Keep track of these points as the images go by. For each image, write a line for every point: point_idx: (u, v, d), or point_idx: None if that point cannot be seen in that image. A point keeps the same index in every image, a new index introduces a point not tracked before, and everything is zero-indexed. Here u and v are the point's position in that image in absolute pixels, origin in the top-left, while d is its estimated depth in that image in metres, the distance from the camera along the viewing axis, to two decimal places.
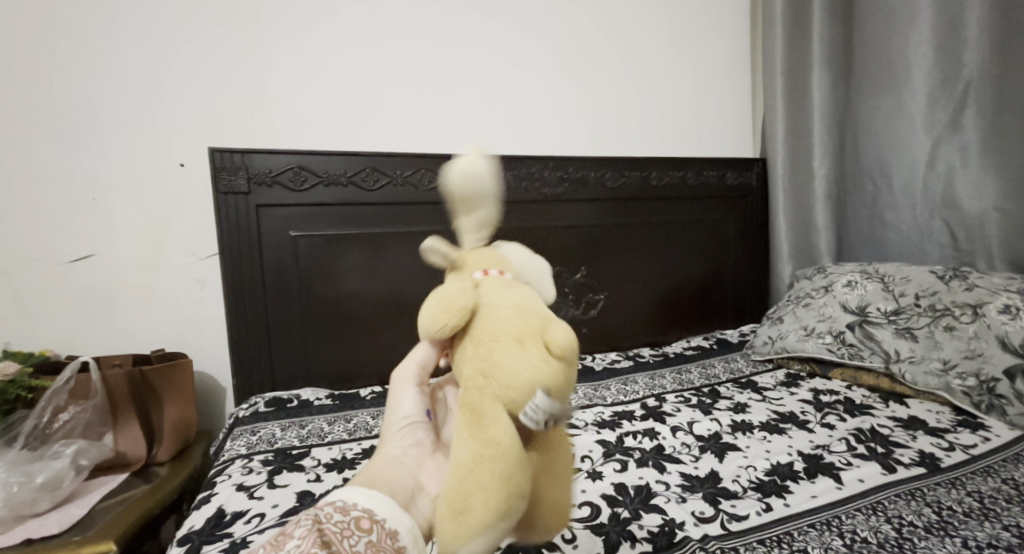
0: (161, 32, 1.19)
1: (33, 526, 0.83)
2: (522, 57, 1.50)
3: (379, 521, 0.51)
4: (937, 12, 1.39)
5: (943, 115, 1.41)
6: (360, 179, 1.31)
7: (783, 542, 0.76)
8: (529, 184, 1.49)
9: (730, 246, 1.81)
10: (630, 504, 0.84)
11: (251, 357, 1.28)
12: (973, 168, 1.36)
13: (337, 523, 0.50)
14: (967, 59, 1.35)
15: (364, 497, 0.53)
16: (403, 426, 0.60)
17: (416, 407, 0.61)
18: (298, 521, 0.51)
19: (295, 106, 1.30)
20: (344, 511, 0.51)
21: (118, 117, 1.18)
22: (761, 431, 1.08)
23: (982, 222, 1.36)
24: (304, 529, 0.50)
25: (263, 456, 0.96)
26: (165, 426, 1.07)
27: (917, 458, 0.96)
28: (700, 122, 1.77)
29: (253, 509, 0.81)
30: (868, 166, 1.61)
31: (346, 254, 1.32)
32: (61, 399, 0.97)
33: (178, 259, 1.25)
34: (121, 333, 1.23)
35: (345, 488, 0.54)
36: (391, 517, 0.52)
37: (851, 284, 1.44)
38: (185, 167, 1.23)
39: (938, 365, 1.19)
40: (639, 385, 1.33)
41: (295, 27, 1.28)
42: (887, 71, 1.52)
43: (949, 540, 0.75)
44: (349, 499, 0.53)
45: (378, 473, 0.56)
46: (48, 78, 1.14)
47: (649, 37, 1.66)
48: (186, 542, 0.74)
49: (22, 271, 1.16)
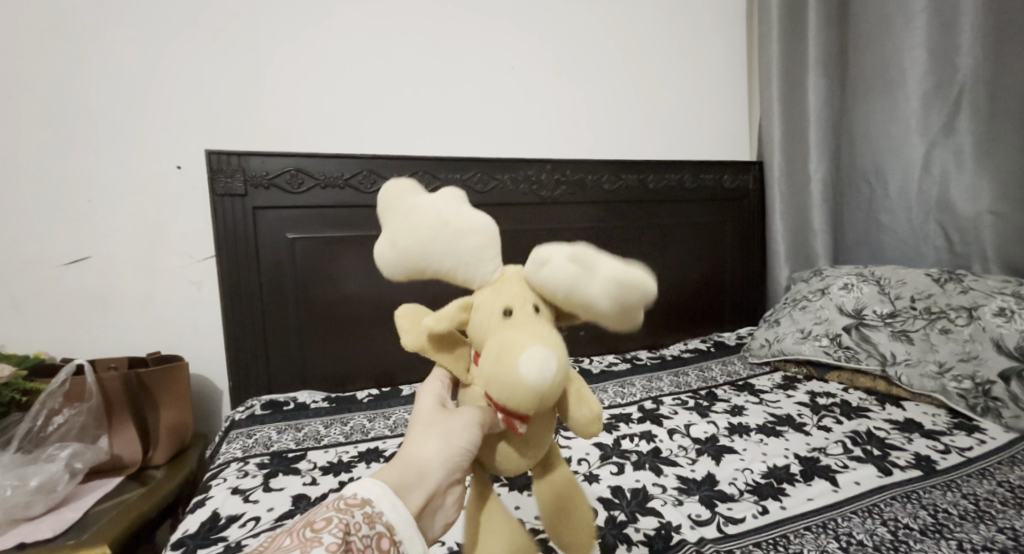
0: (159, 33, 1.19)
1: (25, 530, 0.82)
2: (519, 58, 1.51)
3: (397, 542, 0.51)
4: (930, 16, 1.40)
5: (938, 118, 1.42)
6: (358, 181, 1.31)
7: (780, 545, 0.76)
8: (527, 186, 1.49)
9: (727, 249, 1.82)
10: (626, 507, 0.84)
11: (247, 359, 1.27)
12: (968, 170, 1.37)
13: (364, 539, 0.49)
14: (961, 62, 1.35)
15: (392, 511, 0.51)
16: (452, 442, 0.54)
17: (471, 434, 0.54)
18: (329, 521, 0.48)
19: (293, 108, 1.30)
20: (370, 524, 0.50)
21: (117, 120, 1.18)
22: (757, 434, 1.08)
23: (976, 225, 1.37)
24: (334, 541, 0.47)
25: (259, 459, 0.96)
26: (161, 427, 1.07)
27: (912, 461, 0.96)
28: (697, 124, 1.77)
29: (248, 513, 0.80)
30: (864, 169, 1.62)
31: (343, 255, 1.32)
32: (57, 401, 0.96)
33: (174, 261, 1.25)
34: (118, 335, 1.23)
35: (377, 487, 0.52)
36: (408, 540, 0.52)
37: (847, 287, 1.44)
38: (183, 168, 1.23)
39: (934, 367, 1.20)
40: (637, 387, 1.34)
41: (293, 31, 1.28)
42: (882, 75, 1.53)
43: (945, 542, 0.75)
44: (377, 507, 0.51)
45: (409, 477, 0.54)
46: (47, 79, 1.14)
47: (648, 40, 1.67)
48: (181, 546, 0.74)
49: (18, 273, 1.16)
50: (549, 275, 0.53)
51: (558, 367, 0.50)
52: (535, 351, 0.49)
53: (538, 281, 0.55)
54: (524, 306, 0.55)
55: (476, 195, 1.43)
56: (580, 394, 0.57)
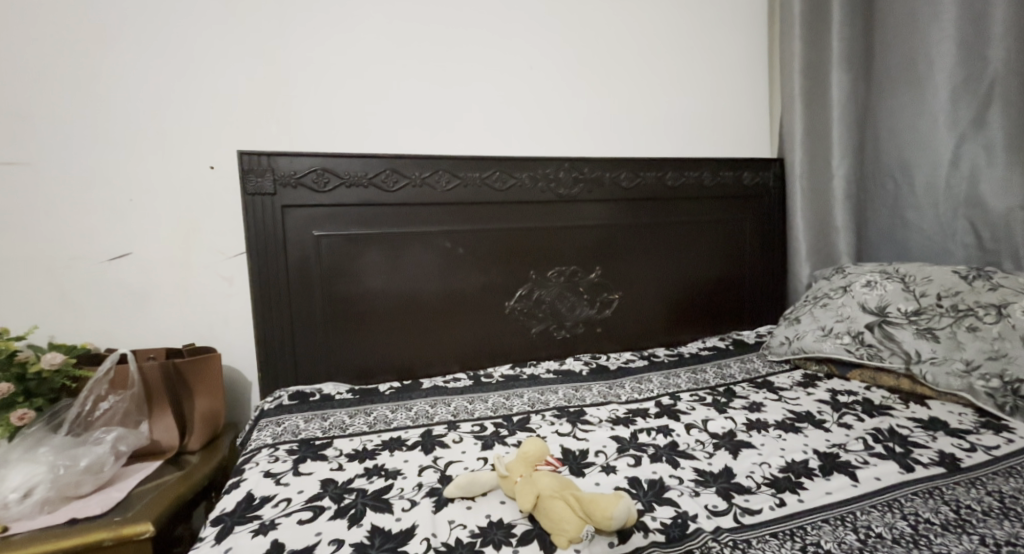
0: (192, 38, 1.25)
1: (76, 507, 0.88)
2: (538, 59, 1.53)
3: None
4: (959, 9, 1.39)
5: (967, 112, 1.40)
6: (381, 180, 1.34)
7: (797, 535, 0.76)
8: (545, 184, 1.51)
9: (747, 246, 1.80)
10: (643, 497, 0.85)
11: (274, 351, 1.32)
12: (999, 165, 1.35)
13: None
14: (992, 55, 1.34)
15: None
16: None
17: None
18: None
19: (319, 111, 1.35)
20: None
21: (154, 121, 1.24)
22: (776, 429, 1.08)
23: (1007, 222, 1.35)
24: None
25: (288, 446, 1.00)
26: (196, 416, 1.12)
27: (935, 458, 0.96)
28: (717, 122, 1.77)
29: (280, 494, 0.84)
30: (890, 166, 1.59)
31: (367, 253, 1.36)
32: (103, 388, 1.01)
33: (207, 257, 1.30)
34: (155, 328, 1.29)
35: None
36: None
37: (870, 284, 1.42)
38: (215, 169, 1.29)
39: (961, 365, 1.18)
40: (654, 384, 1.34)
41: (322, 41, 1.33)
42: (909, 68, 1.51)
43: (968, 537, 0.74)
44: None
45: None
46: (90, 81, 1.20)
47: (665, 39, 1.67)
48: (219, 523, 0.78)
49: (63, 268, 1.22)
50: (560, 506, 0.73)
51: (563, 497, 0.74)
52: (555, 496, 0.74)
53: (564, 507, 0.73)
54: (561, 498, 0.74)
55: (494, 193, 1.46)
56: (553, 497, 0.74)
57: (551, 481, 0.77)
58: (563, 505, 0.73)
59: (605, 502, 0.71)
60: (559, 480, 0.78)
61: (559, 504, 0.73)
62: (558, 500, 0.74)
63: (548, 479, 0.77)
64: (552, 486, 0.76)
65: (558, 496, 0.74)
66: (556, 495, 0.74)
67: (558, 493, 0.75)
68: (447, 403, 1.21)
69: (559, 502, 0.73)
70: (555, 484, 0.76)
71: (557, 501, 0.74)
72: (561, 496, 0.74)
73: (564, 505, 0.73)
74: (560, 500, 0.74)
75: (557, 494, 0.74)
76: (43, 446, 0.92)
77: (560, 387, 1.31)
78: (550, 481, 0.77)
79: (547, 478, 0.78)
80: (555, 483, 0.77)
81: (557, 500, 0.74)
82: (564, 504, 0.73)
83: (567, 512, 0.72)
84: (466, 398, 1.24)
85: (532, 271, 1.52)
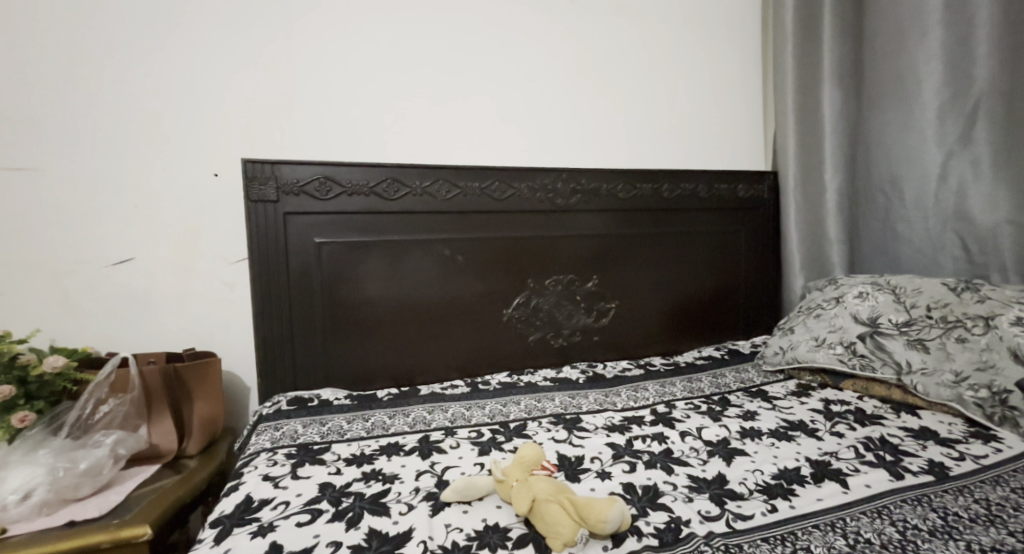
0: (199, 48, 1.27)
1: (75, 509, 0.88)
2: (537, 72, 1.56)
3: None
4: (945, 29, 1.43)
5: (954, 129, 1.44)
6: (382, 189, 1.37)
7: (788, 540, 0.77)
8: (543, 194, 1.53)
9: (742, 257, 1.83)
10: (637, 502, 0.87)
11: (275, 356, 1.33)
12: (985, 180, 1.38)
13: None
14: (977, 74, 1.38)
15: None
16: None
17: None
18: None
19: (322, 120, 1.37)
20: None
21: (160, 128, 1.26)
22: (769, 437, 1.10)
23: (995, 236, 1.38)
24: None
25: (286, 450, 1.01)
26: (195, 420, 1.13)
27: (925, 467, 0.97)
28: (712, 135, 1.80)
29: (279, 497, 0.85)
30: (881, 180, 1.63)
31: (367, 259, 1.37)
32: (103, 391, 1.02)
33: (209, 263, 1.32)
34: (156, 333, 1.30)
35: None
36: None
37: (862, 295, 1.44)
38: (219, 176, 1.31)
39: (950, 376, 1.21)
40: (650, 392, 1.36)
41: (326, 52, 1.36)
42: (898, 86, 1.55)
43: (954, 543, 0.76)
44: None
45: None
46: (97, 89, 1.22)
47: (661, 53, 1.71)
48: (218, 524, 0.79)
49: (66, 272, 1.23)
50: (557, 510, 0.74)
51: (559, 501, 0.75)
52: (552, 500, 0.75)
53: (560, 511, 0.74)
54: (557, 502, 0.75)
55: (493, 202, 1.48)
56: (551, 500, 0.75)
57: (547, 485, 0.78)
58: (560, 508, 0.74)
59: (600, 507, 0.73)
60: (555, 484, 0.79)
61: (556, 508, 0.74)
62: (555, 503, 0.75)
63: (544, 483, 0.78)
64: (548, 490, 0.77)
65: (555, 500, 0.75)
66: (553, 499, 0.76)
67: (554, 496, 0.76)
68: (444, 409, 1.22)
69: (557, 507, 0.74)
70: (551, 487, 0.78)
71: (553, 504, 0.75)
72: (558, 500, 0.75)
73: (560, 509, 0.74)
74: (556, 504, 0.75)
75: (554, 498, 0.76)
76: (43, 448, 0.93)
77: (556, 394, 1.32)
78: (545, 484, 0.78)
79: (545, 482, 0.79)
80: (551, 487, 0.78)
81: (553, 504, 0.75)
82: (560, 507, 0.74)
83: (563, 515, 0.73)
84: (463, 405, 1.25)
85: (530, 279, 1.54)
